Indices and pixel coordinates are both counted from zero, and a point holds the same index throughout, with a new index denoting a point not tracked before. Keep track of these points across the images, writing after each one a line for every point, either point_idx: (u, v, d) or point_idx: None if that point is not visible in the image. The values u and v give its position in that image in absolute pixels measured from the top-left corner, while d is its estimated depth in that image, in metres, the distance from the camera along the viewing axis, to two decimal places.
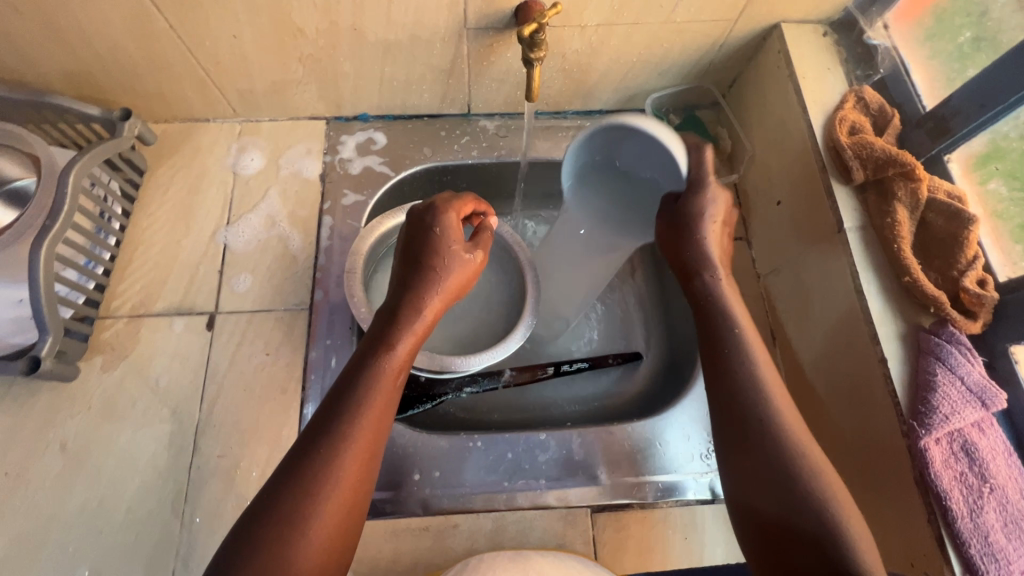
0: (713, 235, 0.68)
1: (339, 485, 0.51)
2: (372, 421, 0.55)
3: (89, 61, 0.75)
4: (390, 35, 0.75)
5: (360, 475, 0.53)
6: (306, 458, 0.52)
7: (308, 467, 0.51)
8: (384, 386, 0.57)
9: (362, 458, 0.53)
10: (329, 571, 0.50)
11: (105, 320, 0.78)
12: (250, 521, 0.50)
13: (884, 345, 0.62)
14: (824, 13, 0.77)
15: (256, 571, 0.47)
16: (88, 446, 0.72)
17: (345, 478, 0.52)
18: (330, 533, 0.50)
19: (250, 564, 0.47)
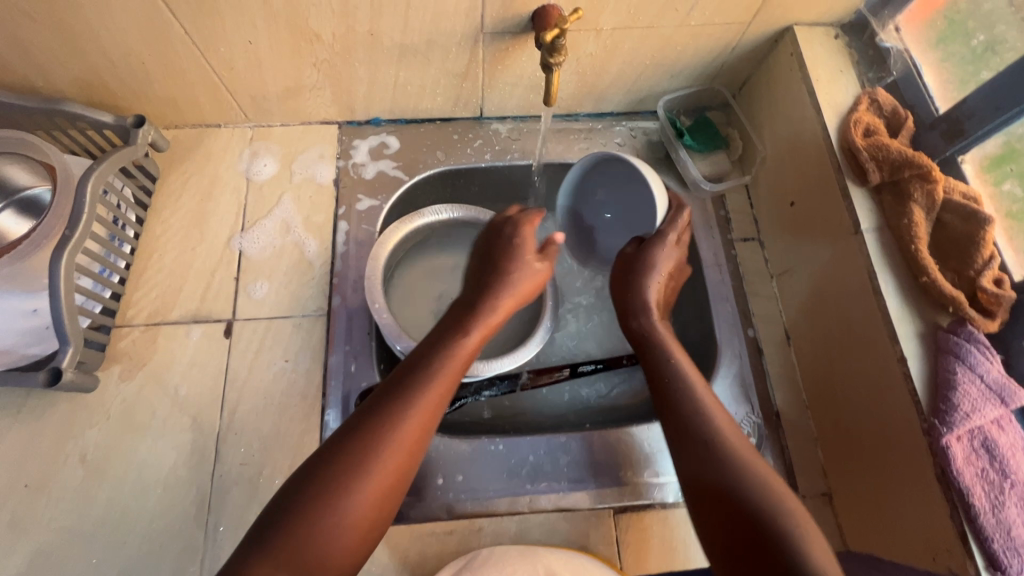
0: (659, 286, 0.74)
1: (403, 443, 0.55)
2: (441, 398, 0.59)
3: (102, 68, 0.74)
4: (406, 40, 0.75)
5: (418, 443, 0.57)
6: (376, 411, 0.56)
7: (381, 420, 0.56)
8: (453, 363, 0.62)
9: (426, 433, 0.57)
10: (372, 526, 0.53)
11: (121, 329, 0.77)
12: (322, 456, 0.54)
13: (902, 344, 0.63)
14: (836, 14, 0.78)
15: (317, 499, 0.50)
16: (109, 455, 0.71)
17: (407, 439, 0.55)
18: (384, 495, 0.53)
19: (313, 491, 0.51)
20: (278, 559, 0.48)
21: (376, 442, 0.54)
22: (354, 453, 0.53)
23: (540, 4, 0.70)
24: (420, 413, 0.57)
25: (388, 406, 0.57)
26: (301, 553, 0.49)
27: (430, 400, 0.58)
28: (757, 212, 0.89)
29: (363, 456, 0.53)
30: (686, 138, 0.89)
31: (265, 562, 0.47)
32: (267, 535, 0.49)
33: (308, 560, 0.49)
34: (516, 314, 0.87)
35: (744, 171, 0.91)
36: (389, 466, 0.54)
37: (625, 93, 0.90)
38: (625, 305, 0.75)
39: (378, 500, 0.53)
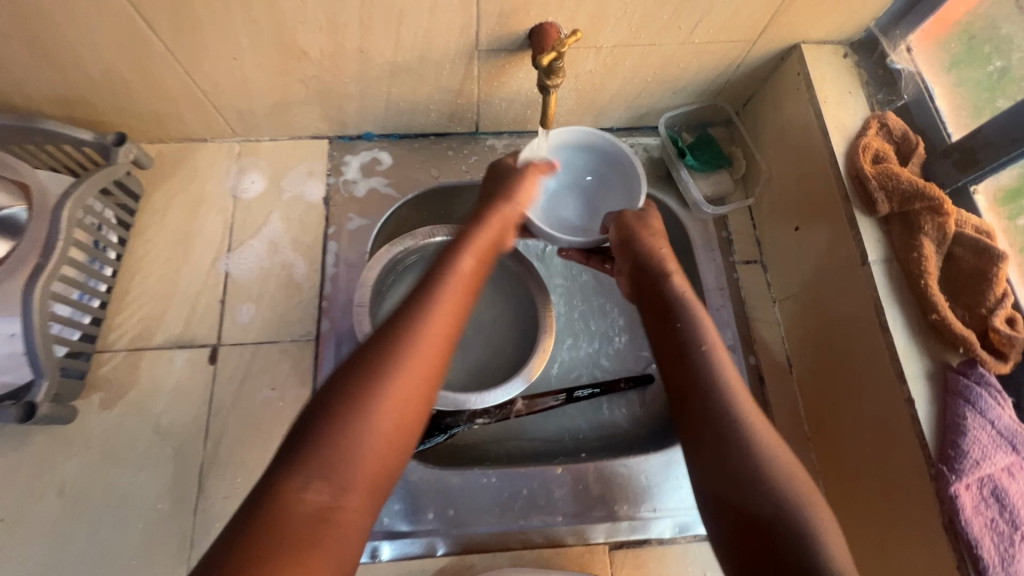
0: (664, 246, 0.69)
1: (422, 348, 0.51)
2: (456, 310, 0.56)
3: (80, 85, 0.71)
4: (397, 57, 0.72)
5: (438, 345, 0.53)
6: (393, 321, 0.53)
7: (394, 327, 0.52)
8: (464, 278, 0.59)
9: (445, 347, 0.53)
10: (400, 432, 0.49)
11: (102, 355, 0.75)
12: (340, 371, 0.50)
13: (911, 385, 0.60)
14: (845, 32, 0.75)
15: (337, 410, 0.47)
16: (89, 488, 0.69)
17: (426, 344, 0.52)
18: (408, 407, 0.49)
19: (335, 403, 0.48)
20: (310, 471, 0.45)
21: (391, 356, 0.50)
22: (369, 371, 0.49)
23: (537, 22, 0.68)
24: (435, 328, 0.53)
25: (400, 321, 0.53)
26: (332, 470, 0.46)
27: (444, 311, 0.54)
28: (759, 234, 0.86)
29: (381, 370, 0.49)
30: (688, 157, 0.87)
31: (295, 480, 0.45)
32: (294, 458, 0.46)
33: (341, 475, 0.46)
34: (511, 338, 0.84)
35: (747, 191, 0.88)
36: (408, 378, 0.50)
37: (625, 110, 0.87)
38: (636, 266, 0.68)
39: (405, 412, 0.49)
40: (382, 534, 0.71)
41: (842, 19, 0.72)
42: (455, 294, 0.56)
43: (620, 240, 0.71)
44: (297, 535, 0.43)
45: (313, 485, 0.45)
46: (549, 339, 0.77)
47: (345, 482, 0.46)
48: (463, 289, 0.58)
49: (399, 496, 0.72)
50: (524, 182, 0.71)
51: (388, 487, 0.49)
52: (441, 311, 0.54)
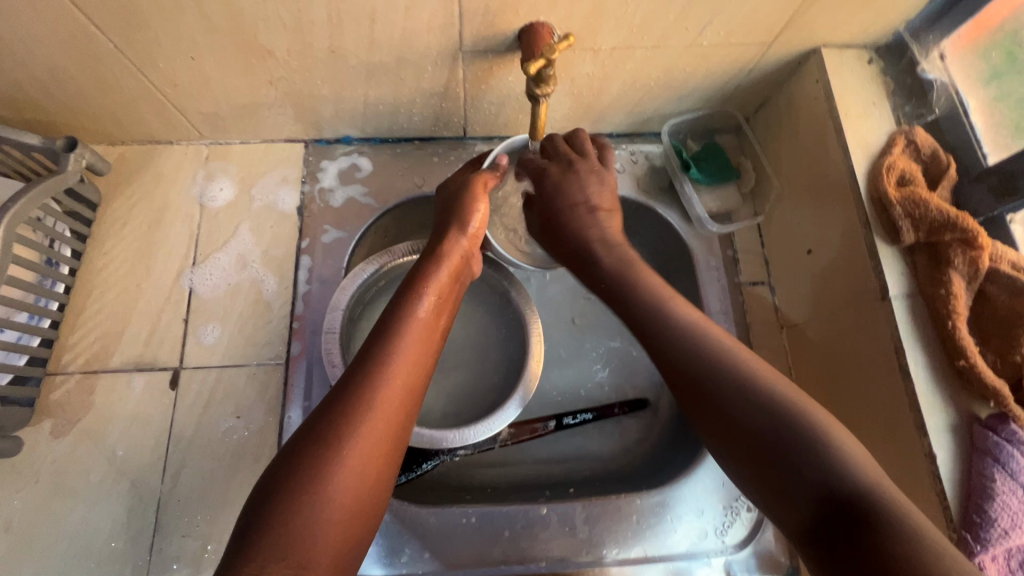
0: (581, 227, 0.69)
1: (381, 407, 0.49)
2: (417, 362, 0.54)
3: (23, 84, 0.64)
4: (373, 58, 0.65)
5: (401, 402, 0.51)
6: (354, 378, 0.51)
7: (353, 387, 0.50)
8: (423, 329, 0.56)
9: (408, 402, 0.51)
10: (362, 498, 0.46)
11: (54, 378, 0.69)
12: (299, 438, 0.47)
13: (932, 438, 0.55)
14: (871, 35, 0.68)
15: (293, 482, 0.44)
16: (36, 525, 0.64)
17: (386, 402, 0.50)
18: (372, 471, 0.47)
19: (291, 474, 0.45)
20: (267, 553, 0.41)
21: (351, 418, 0.48)
22: (328, 435, 0.46)
23: (527, 22, 0.60)
24: (396, 384, 0.51)
25: (359, 379, 0.50)
26: (293, 547, 0.42)
27: (405, 366, 0.52)
28: (768, 253, 0.80)
29: (342, 433, 0.47)
30: (693, 169, 0.80)
31: (254, 561, 0.41)
32: (250, 539, 0.42)
33: (302, 551, 0.42)
34: (498, 361, 0.78)
35: (755, 207, 0.82)
36: (373, 438, 0.48)
37: (626, 115, 0.79)
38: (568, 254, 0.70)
39: (370, 476, 0.47)
40: None
41: (868, 22, 0.65)
42: (416, 346, 0.54)
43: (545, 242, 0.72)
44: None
45: (273, 566, 0.41)
46: (537, 367, 0.70)
47: (308, 558, 0.42)
48: (424, 339, 0.56)
49: None
50: (478, 201, 0.65)
51: (354, 557, 0.46)
52: (401, 367, 0.52)
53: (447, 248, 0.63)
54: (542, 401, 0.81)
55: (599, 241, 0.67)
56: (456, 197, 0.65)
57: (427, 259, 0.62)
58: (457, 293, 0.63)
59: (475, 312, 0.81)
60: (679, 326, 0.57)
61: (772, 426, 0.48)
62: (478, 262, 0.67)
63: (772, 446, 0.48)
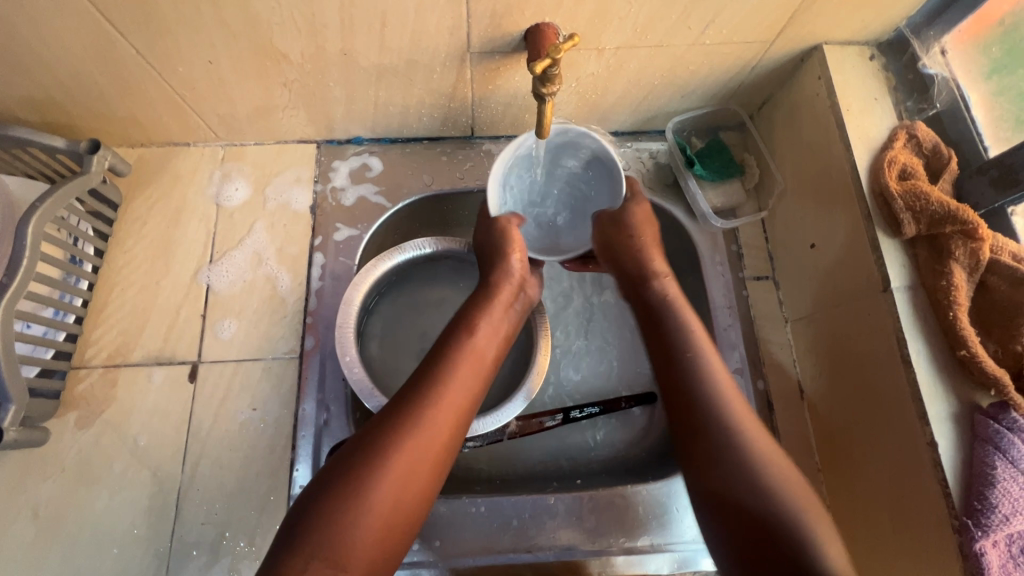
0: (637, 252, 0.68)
1: (434, 429, 0.52)
2: (469, 386, 0.57)
3: (51, 90, 0.67)
4: (384, 60, 0.67)
5: (451, 430, 0.54)
6: (415, 392, 0.54)
7: (411, 402, 0.53)
8: (473, 354, 0.59)
9: (457, 425, 0.54)
10: (404, 514, 0.49)
11: (79, 372, 0.72)
12: (357, 445, 0.51)
13: (934, 426, 0.56)
14: (872, 32, 0.69)
15: (346, 487, 0.48)
16: (63, 512, 0.67)
17: (438, 425, 0.53)
18: (419, 488, 0.50)
19: (344, 479, 0.48)
20: (313, 549, 0.45)
21: (404, 431, 0.51)
22: (381, 445, 0.50)
23: (533, 22, 0.62)
24: (448, 406, 0.54)
25: (418, 393, 0.54)
26: (334, 548, 0.46)
27: (458, 389, 0.56)
28: (773, 247, 0.81)
29: (392, 445, 0.50)
30: (697, 166, 0.80)
31: (298, 556, 0.45)
32: (298, 532, 0.46)
33: (343, 553, 0.46)
34: (506, 356, 0.80)
35: (760, 203, 0.83)
36: (420, 453, 0.51)
37: (631, 113, 0.81)
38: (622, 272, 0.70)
39: (415, 493, 0.50)
40: None
41: (869, 18, 0.66)
42: (468, 373, 0.57)
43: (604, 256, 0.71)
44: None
45: (315, 562, 0.45)
46: (543, 360, 0.71)
47: (349, 560, 0.46)
48: (477, 366, 0.58)
49: None
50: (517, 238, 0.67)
51: (388, 565, 0.49)
52: (453, 391, 0.55)
53: (499, 275, 0.66)
54: (549, 396, 0.82)
55: (644, 275, 0.68)
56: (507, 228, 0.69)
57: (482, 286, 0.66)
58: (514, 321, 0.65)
59: None
60: (691, 361, 0.60)
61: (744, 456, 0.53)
62: (532, 289, 0.69)
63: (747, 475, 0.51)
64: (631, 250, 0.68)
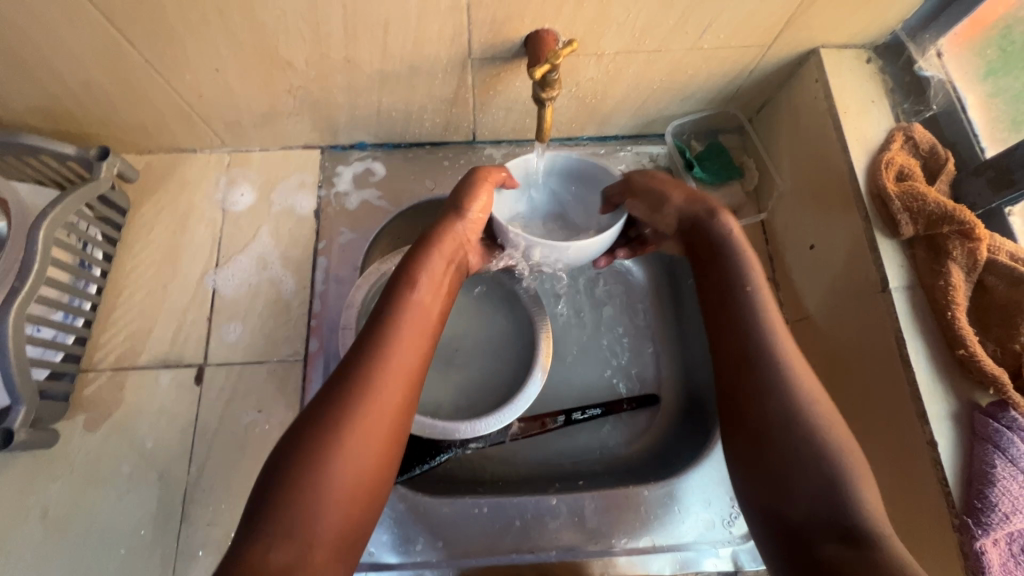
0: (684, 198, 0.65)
1: (381, 395, 0.51)
2: (416, 348, 0.56)
3: (62, 98, 0.68)
4: (387, 67, 0.68)
5: (401, 394, 0.53)
6: (357, 364, 0.53)
7: (353, 374, 0.52)
8: (415, 321, 0.57)
9: (407, 387, 0.53)
10: (364, 485, 0.49)
11: (87, 375, 0.73)
12: (301, 425, 0.49)
13: (934, 425, 0.56)
14: (869, 35, 0.70)
15: (296, 468, 0.46)
16: (71, 513, 0.68)
17: (385, 392, 0.52)
18: (374, 456, 0.50)
19: (292, 461, 0.47)
20: (274, 535, 0.44)
21: (351, 401, 0.50)
22: (328, 418, 0.49)
23: (533, 29, 0.63)
24: (396, 370, 0.53)
25: (360, 364, 0.53)
26: (297, 530, 0.45)
27: (404, 352, 0.55)
28: (772, 249, 0.81)
29: (342, 416, 0.49)
30: (697, 168, 0.82)
31: (260, 544, 0.44)
32: (255, 521, 0.45)
33: (308, 532, 0.45)
34: (509, 357, 0.81)
35: (760, 205, 0.83)
36: (372, 420, 0.50)
37: (631, 117, 0.81)
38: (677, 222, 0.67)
39: (371, 463, 0.49)
40: (369, 565, 0.68)
41: (865, 22, 0.67)
42: (413, 332, 0.56)
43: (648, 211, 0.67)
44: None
45: (278, 546, 0.44)
46: (546, 362, 0.72)
47: (312, 538, 0.45)
48: (421, 324, 0.57)
49: (387, 526, 0.69)
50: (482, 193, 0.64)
51: (358, 536, 0.48)
52: (398, 351, 0.54)
53: (443, 232, 0.63)
54: (551, 397, 0.83)
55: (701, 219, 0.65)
56: (464, 182, 0.65)
57: (422, 243, 0.63)
58: (455, 277, 0.64)
59: (485, 309, 0.83)
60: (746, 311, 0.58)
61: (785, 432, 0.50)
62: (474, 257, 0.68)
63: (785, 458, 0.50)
64: (664, 186, 0.65)
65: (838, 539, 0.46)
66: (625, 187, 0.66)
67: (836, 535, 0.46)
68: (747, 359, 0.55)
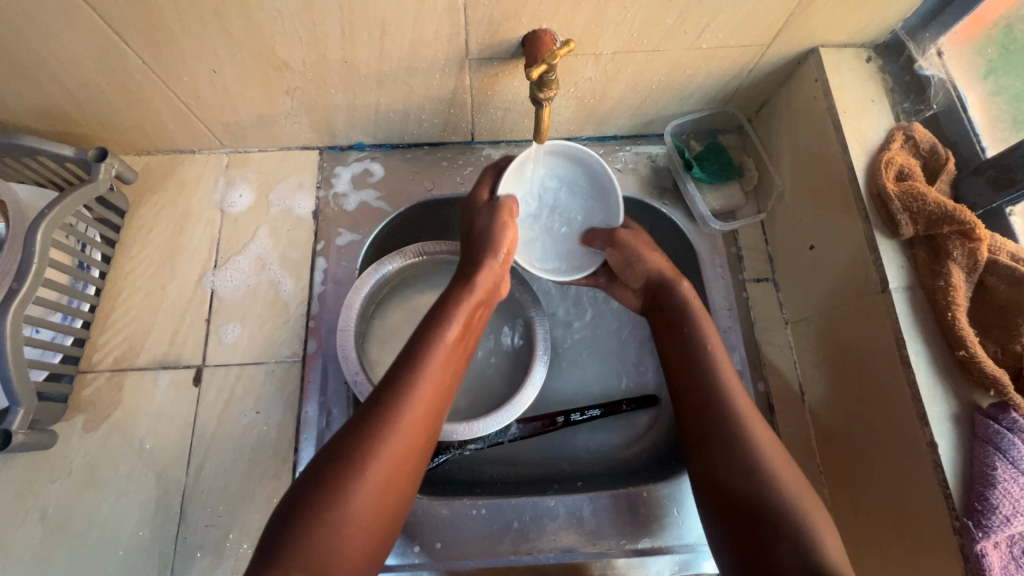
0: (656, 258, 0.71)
1: (403, 438, 0.53)
2: (439, 392, 0.57)
3: (60, 99, 0.68)
4: (384, 67, 0.68)
5: (420, 439, 0.54)
6: (384, 402, 0.54)
7: (380, 413, 0.53)
8: (440, 365, 0.58)
9: (427, 432, 0.55)
10: (377, 525, 0.50)
11: (85, 376, 0.73)
12: (327, 459, 0.51)
13: (933, 426, 0.56)
14: (868, 34, 0.69)
15: (318, 503, 0.48)
16: (69, 514, 0.68)
17: (408, 436, 0.53)
18: (390, 498, 0.51)
19: (316, 495, 0.48)
20: (291, 567, 0.45)
21: (378, 444, 0.51)
22: (354, 458, 0.50)
23: (530, 29, 0.63)
24: (420, 414, 0.55)
25: (387, 401, 0.54)
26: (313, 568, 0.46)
27: (428, 396, 0.56)
28: (772, 249, 0.81)
29: (368, 457, 0.50)
30: (695, 169, 0.81)
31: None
32: (274, 553, 0.46)
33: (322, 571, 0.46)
34: (508, 358, 0.81)
35: (759, 205, 0.83)
36: (395, 463, 0.52)
37: (630, 117, 0.81)
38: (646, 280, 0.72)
39: (386, 504, 0.51)
40: None
41: (864, 21, 0.67)
42: (440, 375, 0.58)
43: (619, 265, 0.73)
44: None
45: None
46: (544, 364, 0.71)
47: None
48: (447, 368, 0.59)
49: None
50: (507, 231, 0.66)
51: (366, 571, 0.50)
52: (425, 395, 0.56)
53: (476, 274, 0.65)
54: (550, 398, 0.82)
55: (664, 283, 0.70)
56: (486, 225, 0.66)
57: (457, 285, 0.65)
58: (481, 318, 0.66)
59: None
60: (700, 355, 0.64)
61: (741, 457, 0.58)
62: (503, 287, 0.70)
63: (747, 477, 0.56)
64: (642, 245, 0.71)
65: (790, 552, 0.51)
66: (609, 237, 0.73)
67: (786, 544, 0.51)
68: (700, 390, 0.63)
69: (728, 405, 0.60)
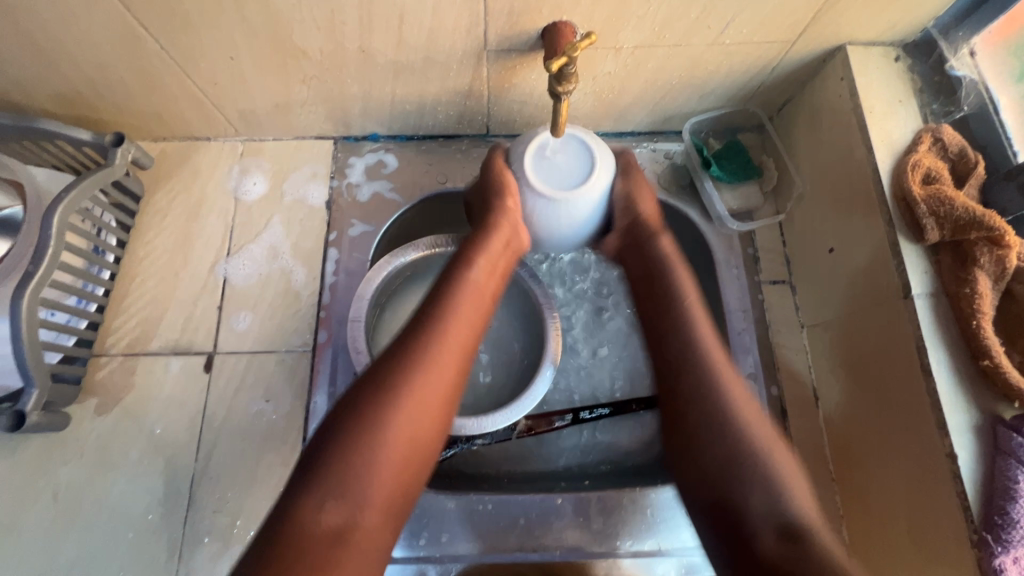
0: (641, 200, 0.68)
1: (434, 369, 0.54)
2: (469, 325, 0.58)
3: (79, 83, 0.69)
4: (402, 58, 0.68)
5: (451, 374, 0.55)
6: (415, 335, 0.55)
7: (412, 344, 0.55)
8: (469, 300, 0.60)
9: (461, 367, 0.56)
10: (410, 461, 0.51)
11: (98, 359, 0.74)
12: (357, 390, 0.52)
13: (953, 438, 0.54)
14: (897, 33, 0.67)
15: (349, 428, 0.50)
16: (80, 495, 0.69)
17: (439, 367, 0.54)
18: (423, 429, 0.52)
19: (347, 421, 0.50)
20: (323, 493, 0.47)
21: (405, 375, 0.53)
22: (383, 387, 0.52)
23: (551, 21, 0.62)
24: (450, 347, 0.56)
25: (418, 336, 0.55)
26: (348, 491, 0.48)
27: (457, 329, 0.57)
28: (791, 251, 0.79)
29: (398, 386, 0.52)
30: (714, 167, 0.79)
31: (311, 502, 0.47)
32: (307, 479, 0.48)
33: (357, 495, 0.48)
34: (517, 355, 0.80)
35: (778, 206, 0.81)
36: (426, 397, 0.52)
37: (647, 113, 0.80)
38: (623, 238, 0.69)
39: (417, 437, 0.52)
40: None
41: (894, 18, 0.65)
42: (469, 310, 0.59)
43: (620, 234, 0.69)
44: (315, 554, 0.44)
45: (328, 506, 0.47)
46: (554, 359, 0.70)
47: (360, 502, 0.48)
48: (475, 303, 0.60)
49: None
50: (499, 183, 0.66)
51: (401, 508, 0.51)
52: (453, 331, 0.57)
53: (494, 217, 0.64)
54: (559, 396, 0.82)
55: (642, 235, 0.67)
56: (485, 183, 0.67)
57: (479, 230, 0.64)
58: (513, 260, 0.66)
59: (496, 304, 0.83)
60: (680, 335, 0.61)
61: (724, 464, 0.54)
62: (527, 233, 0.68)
63: (743, 491, 0.52)
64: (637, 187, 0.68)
65: (777, 535, 0.49)
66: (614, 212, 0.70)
67: (773, 532, 0.49)
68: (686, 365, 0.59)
69: (696, 347, 0.60)
